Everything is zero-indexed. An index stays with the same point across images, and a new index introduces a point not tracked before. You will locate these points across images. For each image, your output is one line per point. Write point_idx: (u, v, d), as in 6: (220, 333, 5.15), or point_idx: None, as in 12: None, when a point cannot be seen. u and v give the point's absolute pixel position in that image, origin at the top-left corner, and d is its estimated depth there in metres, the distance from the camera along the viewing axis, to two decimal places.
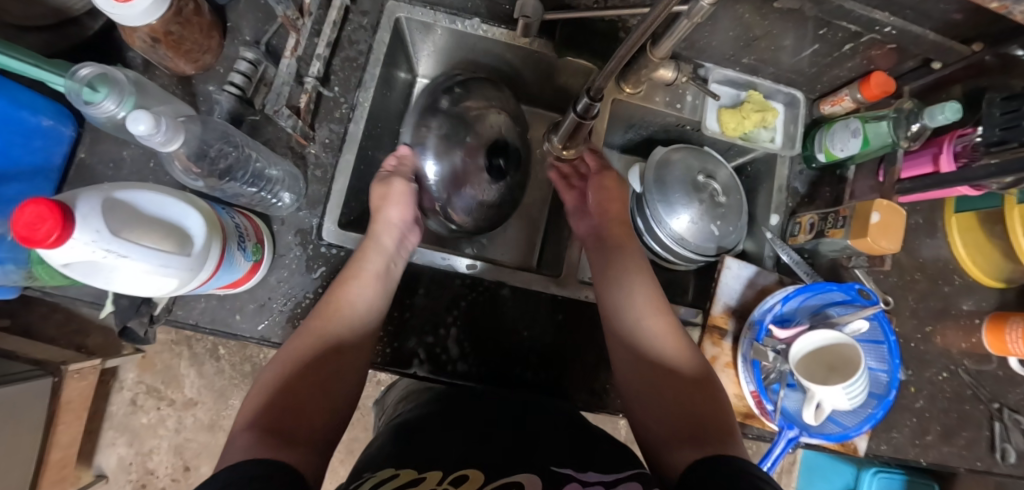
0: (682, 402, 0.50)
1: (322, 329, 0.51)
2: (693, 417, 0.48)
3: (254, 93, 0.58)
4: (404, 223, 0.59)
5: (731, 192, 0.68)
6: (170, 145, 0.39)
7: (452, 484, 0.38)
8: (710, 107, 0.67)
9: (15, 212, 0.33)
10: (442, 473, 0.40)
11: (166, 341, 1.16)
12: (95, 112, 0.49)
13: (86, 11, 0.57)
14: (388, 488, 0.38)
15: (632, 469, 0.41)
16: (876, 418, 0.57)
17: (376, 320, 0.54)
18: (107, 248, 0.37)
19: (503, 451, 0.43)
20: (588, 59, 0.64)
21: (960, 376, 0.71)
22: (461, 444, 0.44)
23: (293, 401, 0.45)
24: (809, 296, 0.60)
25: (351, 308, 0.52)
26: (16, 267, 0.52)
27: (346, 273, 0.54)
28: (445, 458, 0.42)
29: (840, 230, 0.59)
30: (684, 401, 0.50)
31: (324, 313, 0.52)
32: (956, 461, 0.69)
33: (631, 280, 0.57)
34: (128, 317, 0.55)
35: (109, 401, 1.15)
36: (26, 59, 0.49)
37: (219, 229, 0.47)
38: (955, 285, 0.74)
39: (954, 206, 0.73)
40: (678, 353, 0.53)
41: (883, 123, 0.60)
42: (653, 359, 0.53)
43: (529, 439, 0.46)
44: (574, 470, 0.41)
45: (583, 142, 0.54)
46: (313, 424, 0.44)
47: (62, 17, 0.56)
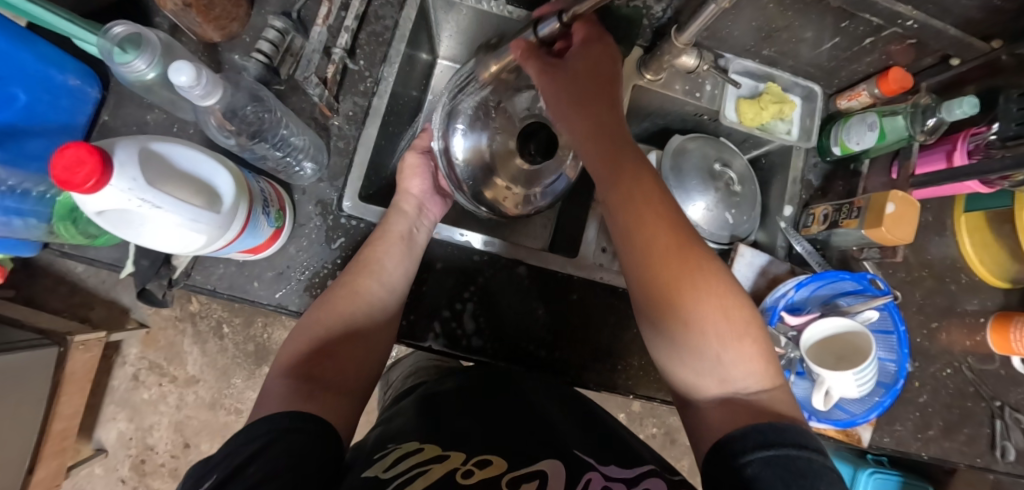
0: (705, 335, 0.43)
1: (348, 304, 0.50)
2: (716, 357, 0.42)
3: (280, 62, 0.58)
4: (425, 193, 0.61)
5: (746, 182, 0.69)
6: (209, 99, 0.40)
7: (475, 464, 0.39)
8: (729, 96, 0.68)
9: (56, 155, 0.33)
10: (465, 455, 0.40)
11: (170, 318, 1.16)
12: (126, 73, 0.49)
13: None
14: (410, 461, 0.39)
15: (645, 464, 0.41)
16: (883, 406, 0.58)
17: (396, 295, 0.53)
18: (142, 198, 0.37)
19: (525, 435, 0.43)
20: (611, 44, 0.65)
21: (963, 373, 0.72)
22: (483, 430, 0.45)
23: (326, 358, 0.47)
24: (821, 285, 0.61)
25: (380, 284, 0.52)
26: (38, 223, 0.53)
27: (375, 237, 0.55)
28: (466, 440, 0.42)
29: (853, 221, 0.60)
30: (710, 337, 0.42)
31: (350, 281, 0.51)
32: (956, 456, 0.70)
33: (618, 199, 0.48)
34: (147, 279, 0.56)
35: (112, 375, 1.15)
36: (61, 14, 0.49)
37: (246, 192, 0.47)
38: (962, 284, 0.74)
39: (964, 205, 0.74)
40: (675, 267, 0.45)
41: (900, 117, 0.61)
42: (672, 283, 0.44)
43: (544, 426, 0.45)
44: (596, 460, 0.41)
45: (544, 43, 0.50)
46: (342, 379, 0.46)
47: None
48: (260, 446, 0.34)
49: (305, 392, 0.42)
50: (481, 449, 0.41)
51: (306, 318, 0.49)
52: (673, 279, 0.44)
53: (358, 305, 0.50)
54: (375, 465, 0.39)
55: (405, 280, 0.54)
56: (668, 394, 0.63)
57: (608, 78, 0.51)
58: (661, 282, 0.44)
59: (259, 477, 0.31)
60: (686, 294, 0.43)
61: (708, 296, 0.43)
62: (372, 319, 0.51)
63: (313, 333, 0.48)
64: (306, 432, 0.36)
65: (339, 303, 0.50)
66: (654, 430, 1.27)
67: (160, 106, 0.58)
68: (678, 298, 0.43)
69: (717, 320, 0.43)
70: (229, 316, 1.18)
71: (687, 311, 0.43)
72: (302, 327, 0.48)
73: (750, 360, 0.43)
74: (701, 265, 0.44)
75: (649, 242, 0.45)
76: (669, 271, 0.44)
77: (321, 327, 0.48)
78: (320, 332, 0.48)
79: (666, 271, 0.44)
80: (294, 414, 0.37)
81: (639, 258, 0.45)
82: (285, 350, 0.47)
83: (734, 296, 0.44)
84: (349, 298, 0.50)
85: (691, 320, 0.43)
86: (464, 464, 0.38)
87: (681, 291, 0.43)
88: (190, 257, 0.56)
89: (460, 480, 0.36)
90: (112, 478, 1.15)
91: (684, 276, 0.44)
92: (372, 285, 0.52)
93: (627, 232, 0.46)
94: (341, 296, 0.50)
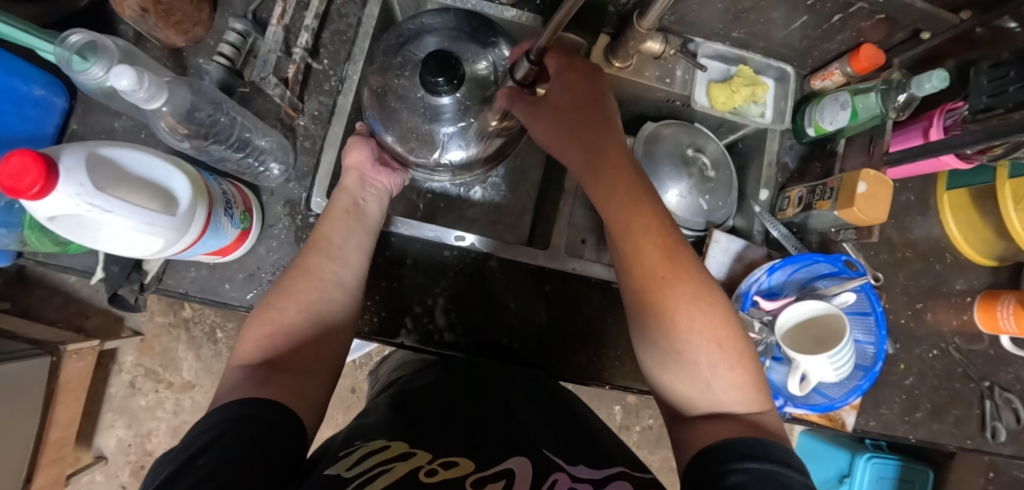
0: (696, 357, 0.42)
1: (303, 287, 0.49)
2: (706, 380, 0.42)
3: (243, 65, 0.58)
4: (365, 165, 0.58)
5: (720, 167, 0.68)
6: (153, 102, 0.40)
7: (440, 465, 0.37)
8: (700, 81, 0.67)
9: (1, 162, 0.33)
10: (431, 455, 0.38)
11: (164, 325, 1.17)
12: (85, 80, 0.49)
13: None
14: (374, 460, 0.37)
15: (612, 468, 0.40)
16: (862, 389, 0.57)
17: (352, 272, 0.52)
18: (91, 203, 0.37)
19: (497, 434, 0.42)
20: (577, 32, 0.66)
21: (950, 354, 0.71)
22: (454, 426, 0.43)
23: (286, 350, 0.45)
24: (796, 268, 0.60)
25: (331, 261, 0.51)
26: (9, 231, 0.53)
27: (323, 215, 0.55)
28: (432, 440, 0.41)
29: (827, 202, 0.59)
30: (702, 360, 0.42)
31: (307, 265, 0.50)
32: (946, 439, 0.69)
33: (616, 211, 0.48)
34: (118, 284, 0.56)
35: (109, 383, 1.17)
36: (17, 24, 0.49)
37: (205, 194, 0.47)
38: (947, 263, 0.73)
39: (947, 182, 0.73)
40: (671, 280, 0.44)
41: (872, 94, 0.60)
42: (670, 301, 0.43)
43: (512, 424, 0.45)
44: (565, 460, 0.40)
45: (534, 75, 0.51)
46: (308, 367, 0.45)
47: None
48: (215, 436, 0.33)
49: (260, 380, 0.41)
50: (448, 449, 0.39)
51: (271, 306, 0.48)
52: (671, 299, 0.43)
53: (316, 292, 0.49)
54: (338, 463, 0.37)
55: (358, 257, 0.53)
56: (646, 384, 0.62)
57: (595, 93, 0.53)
58: (660, 300, 0.44)
59: (205, 473, 0.30)
60: (684, 316, 0.43)
61: (706, 321, 0.43)
62: (333, 304, 0.50)
63: (274, 323, 0.47)
64: (263, 421, 0.36)
65: (299, 289, 0.49)
66: (650, 422, 1.27)
67: (127, 113, 0.59)
68: (675, 318, 0.43)
69: (711, 345, 0.42)
70: (222, 321, 1.18)
71: (683, 331, 0.43)
72: (262, 315, 0.47)
73: (739, 386, 0.42)
74: (701, 289, 0.44)
75: (652, 261, 0.45)
76: (668, 290, 0.44)
77: (281, 317, 0.47)
78: (281, 319, 0.47)
79: (665, 289, 0.44)
80: (255, 405, 0.37)
81: (638, 276, 0.45)
82: (242, 340, 0.46)
83: (713, 298, 0.44)
84: (307, 283, 0.49)
85: (686, 341, 0.42)
86: (428, 463, 0.37)
87: (678, 310, 0.43)
88: (161, 261, 0.57)
89: (422, 478, 0.35)
90: (113, 484, 1.17)
91: (683, 296, 0.43)
92: (326, 266, 0.50)
93: (620, 237, 0.47)
94: (304, 281, 0.49)
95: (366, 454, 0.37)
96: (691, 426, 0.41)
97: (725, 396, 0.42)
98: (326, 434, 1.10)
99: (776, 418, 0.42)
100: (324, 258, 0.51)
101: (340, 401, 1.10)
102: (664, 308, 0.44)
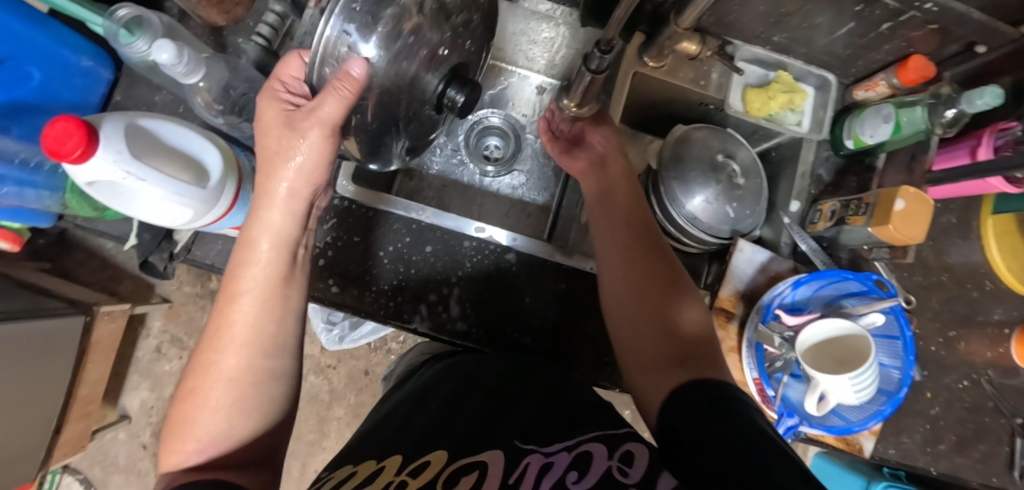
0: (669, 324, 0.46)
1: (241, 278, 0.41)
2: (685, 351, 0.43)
3: (280, 46, 0.59)
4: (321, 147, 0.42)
5: (750, 175, 0.66)
6: (191, 77, 0.41)
7: (410, 473, 0.37)
8: (735, 85, 0.65)
9: (48, 127, 0.35)
10: (401, 460, 0.39)
11: (191, 294, 1.22)
12: (130, 53, 0.51)
13: None
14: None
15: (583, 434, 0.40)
16: (883, 415, 0.55)
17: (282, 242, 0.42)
18: (128, 171, 0.38)
19: (480, 419, 0.43)
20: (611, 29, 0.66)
21: (983, 386, 0.68)
22: (440, 425, 0.43)
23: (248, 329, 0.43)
24: (822, 284, 0.58)
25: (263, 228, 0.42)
26: (51, 194, 0.56)
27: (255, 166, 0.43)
28: (405, 443, 0.41)
29: (860, 217, 0.57)
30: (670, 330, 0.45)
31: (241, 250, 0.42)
32: (970, 475, 0.66)
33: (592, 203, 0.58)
34: (149, 251, 0.58)
35: (137, 346, 1.22)
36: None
37: (236, 169, 0.49)
38: (985, 291, 0.70)
39: (993, 207, 0.69)
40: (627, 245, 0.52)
41: (918, 109, 0.57)
42: (628, 279, 0.49)
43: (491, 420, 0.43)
44: (537, 444, 0.39)
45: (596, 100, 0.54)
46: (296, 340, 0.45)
47: None
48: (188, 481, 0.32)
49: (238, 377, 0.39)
50: (419, 449, 0.40)
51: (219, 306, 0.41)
52: (636, 277, 0.49)
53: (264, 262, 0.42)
54: None
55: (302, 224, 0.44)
56: None
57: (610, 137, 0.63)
58: (622, 285, 0.50)
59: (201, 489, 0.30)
60: (642, 290, 0.48)
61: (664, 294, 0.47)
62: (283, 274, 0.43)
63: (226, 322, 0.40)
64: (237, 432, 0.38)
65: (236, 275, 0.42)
66: None
67: (168, 87, 0.61)
68: (640, 291, 0.48)
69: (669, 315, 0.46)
70: None
71: (648, 306, 0.47)
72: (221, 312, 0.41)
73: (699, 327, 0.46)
74: (661, 264, 0.50)
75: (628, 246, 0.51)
76: (630, 274, 0.50)
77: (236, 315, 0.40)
78: (235, 308, 0.40)
79: (632, 268, 0.50)
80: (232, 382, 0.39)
81: (613, 250, 0.52)
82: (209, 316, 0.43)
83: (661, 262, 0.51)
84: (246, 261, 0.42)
85: (648, 312, 0.47)
86: (398, 476, 0.37)
87: (643, 289, 0.48)
88: (190, 232, 0.58)
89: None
90: (134, 444, 1.22)
91: (644, 272, 0.49)
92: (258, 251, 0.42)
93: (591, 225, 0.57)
94: (237, 295, 0.41)
95: (335, 484, 0.37)
96: (660, 374, 0.43)
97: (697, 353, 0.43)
98: (337, 413, 1.12)
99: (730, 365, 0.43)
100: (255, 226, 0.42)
101: (353, 382, 1.12)
102: (629, 292, 0.49)
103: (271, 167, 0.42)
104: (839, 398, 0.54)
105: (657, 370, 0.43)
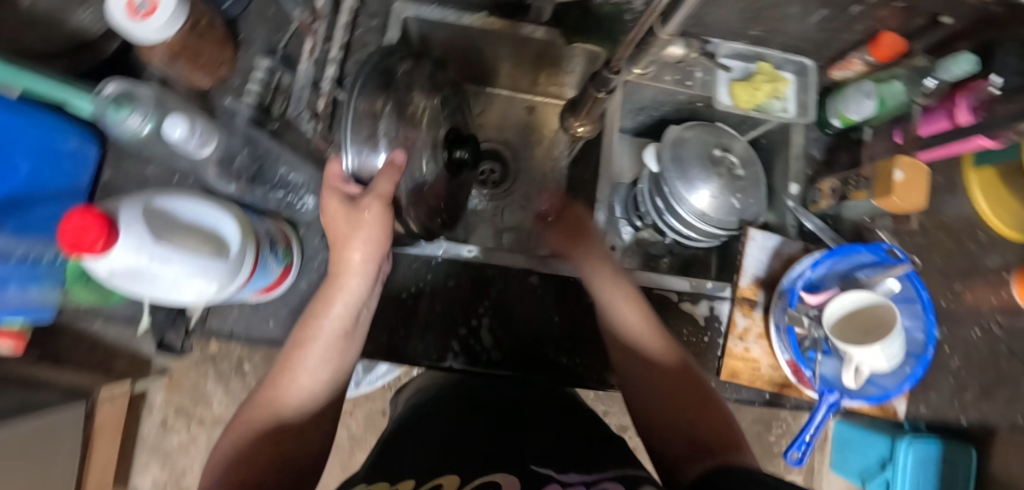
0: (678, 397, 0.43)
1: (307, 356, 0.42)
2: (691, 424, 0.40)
3: (272, 102, 0.59)
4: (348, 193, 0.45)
5: (748, 165, 0.68)
6: (205, 150, 0.40)
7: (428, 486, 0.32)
8: (721, 81, 0.67)
9: (63, 222, 0.33)
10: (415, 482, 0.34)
11: (191, 361, 1.17)
12: (122, 131, 0.48)
13: (102, 34, 0.56)
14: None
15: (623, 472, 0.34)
16: (915, 377, 0.57)
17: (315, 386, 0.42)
18: (150, 253, 0.37)
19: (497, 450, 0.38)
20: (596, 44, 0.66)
21: (994, 332, 0.71)
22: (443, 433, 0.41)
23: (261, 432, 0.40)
24: (837, 261, 0.60)
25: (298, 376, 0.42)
26: (51, 286, 0.54)
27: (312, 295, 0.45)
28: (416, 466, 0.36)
29: (862, 192, 0.59)
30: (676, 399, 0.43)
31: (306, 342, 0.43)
32: (997, 418, 0.69)
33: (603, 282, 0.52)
34: (165, 329, 0.56)
35: (140, 424, 1.16)
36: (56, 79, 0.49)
37: (252, 235, 0.47)
38: (980, 242, 0.73)
39: (973, 161, 0.71)
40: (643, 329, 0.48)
41: (897, 83, 0.61)
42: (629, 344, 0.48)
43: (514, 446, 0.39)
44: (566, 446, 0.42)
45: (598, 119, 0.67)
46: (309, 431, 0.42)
47: (74, 43, 0.55)
48: None
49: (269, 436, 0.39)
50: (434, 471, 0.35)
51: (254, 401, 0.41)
52: (636, 353, 0.47)
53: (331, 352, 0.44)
54: None
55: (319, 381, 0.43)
56: None
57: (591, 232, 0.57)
58: (623, 349, 0.48)
59: None
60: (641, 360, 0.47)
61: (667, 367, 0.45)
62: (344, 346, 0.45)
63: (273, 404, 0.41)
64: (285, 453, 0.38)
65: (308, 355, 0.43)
66: None
67: (161, 158, 0.59)
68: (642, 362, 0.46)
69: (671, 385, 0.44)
70: (248, 353, 1.18)
71: (651, 381, 0.45)
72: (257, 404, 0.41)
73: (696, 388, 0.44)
74: (661, 333, 0.48)
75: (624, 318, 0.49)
76: (629, 349, 0.48)
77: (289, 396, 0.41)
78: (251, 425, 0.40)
79: (635, 340, 0.48)
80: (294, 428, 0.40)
81: (632, 363, 0.47)
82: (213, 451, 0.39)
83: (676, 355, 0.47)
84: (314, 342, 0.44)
85: (647, 387, 0.45)
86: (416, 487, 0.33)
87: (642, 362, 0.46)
88: (204, 303, 0.57)
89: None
90: None
91: (646, 341, 0.48)
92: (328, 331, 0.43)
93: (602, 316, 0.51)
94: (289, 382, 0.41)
95: None
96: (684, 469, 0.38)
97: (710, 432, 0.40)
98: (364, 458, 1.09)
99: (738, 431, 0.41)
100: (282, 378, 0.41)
101: (376, 424, 1.10)
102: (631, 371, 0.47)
103: (310, 328, 0.43)
104: (873, 368, 0.55)
105: (687, 464, 0.38)
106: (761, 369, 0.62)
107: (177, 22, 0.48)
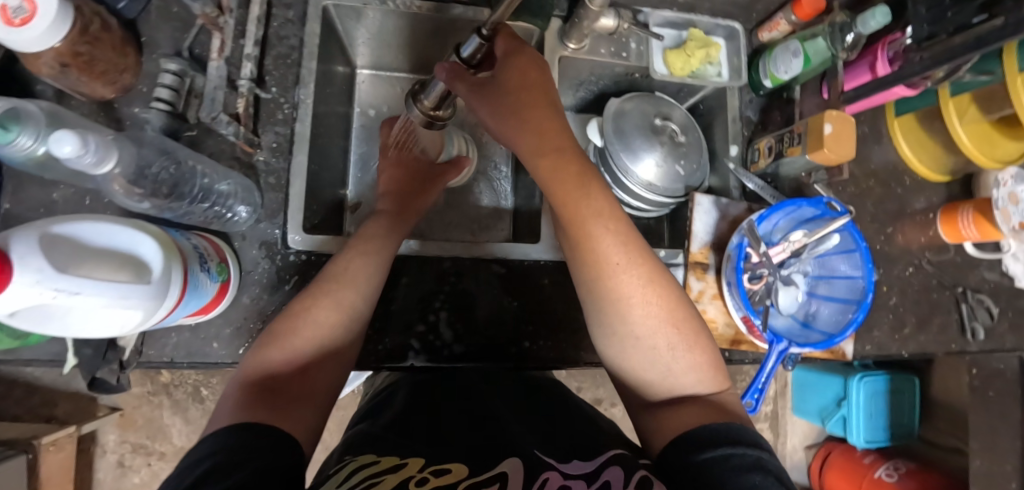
0: (631, 339, 0.44)
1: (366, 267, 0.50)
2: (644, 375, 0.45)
3: (186, 107, 0.55)
4: None
5: (689, 131, 0.69)
6: (98, 162, 0.36)
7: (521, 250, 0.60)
8: (655, 50, 0.68)
9: None
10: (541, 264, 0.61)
11: (142, 394, 1.10)
12: (13, 152, 0.43)
13: None
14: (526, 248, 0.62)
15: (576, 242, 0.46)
16: (858, 322, 0.60)
17: (641, 302, 0.44)
18: (56, 287, 0.34)
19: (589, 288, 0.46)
20: (617, 60, 0.67)
21: (925, 268, 0.77)
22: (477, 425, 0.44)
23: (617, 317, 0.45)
24: (782, 216, 0.63)
25: (641, 323, 0.44)
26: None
27: (579, 210, 0.46)
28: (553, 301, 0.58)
29: (797, 147, 0.62)
30: (638, 356, 0.44)
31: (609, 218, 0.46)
32: (934, 347, 0.74)
33: (637, 284, 0.45)
34: (96, 367, 0.52)
35: (94, 467, 1.08)
36: None
37: (177, 253, 0.44)
38: (907, 186, 0.78)
39: (894, 109, 0.76)
40: (653, 304, 0.45)
41: (819, 39, 0.63)
42: (639, 304, 0.44)
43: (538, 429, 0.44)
44: (556, 459, 0.38)
45: (646, 128, 0.67)
46: (608, 266, 0.45)
47: None
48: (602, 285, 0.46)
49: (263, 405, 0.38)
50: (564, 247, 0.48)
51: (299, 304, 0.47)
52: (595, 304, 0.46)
53: (305, 381, 0.43)
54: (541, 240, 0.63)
55: (617, 267, 0.45)
56: None
57: (618, 257, 0.45)
58: (625, 298, 0.45)
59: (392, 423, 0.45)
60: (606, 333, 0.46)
61: (659, 288, 0.45)
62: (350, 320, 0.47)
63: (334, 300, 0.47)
64: (259, 450, 0.32)
65: (287, 408, 0.39)
66: None
67: (65, 180, 0.54)
68: (664, 367, 0.44)
69: (621, 249, 0.45)
70: (204, 378, 1.12)
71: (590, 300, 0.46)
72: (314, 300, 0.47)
73: (699, 367, 0.44)
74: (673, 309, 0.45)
75: (508, 91, 0.47)
76: (646, 285, 0.45)
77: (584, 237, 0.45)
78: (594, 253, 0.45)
79: (625, 317, 0.44)
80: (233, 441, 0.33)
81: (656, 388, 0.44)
82: (596, 248, 0.45)
83: (665, 339, 0.44)
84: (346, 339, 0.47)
85: (638, 316, 0.44)
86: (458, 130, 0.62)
87: (629, 300, 0.44)
88: (136, 334, 0.53)
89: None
90: None
91: (634, 307, 0.44)
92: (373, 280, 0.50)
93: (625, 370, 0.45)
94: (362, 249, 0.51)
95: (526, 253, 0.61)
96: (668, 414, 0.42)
97: (661, 374, 0.44)
98: None
99: (733, 396, 0.44)
100: (582, 228, 0.45)
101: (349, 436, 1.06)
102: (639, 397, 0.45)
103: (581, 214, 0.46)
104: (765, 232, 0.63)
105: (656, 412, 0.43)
106: (718, 327, 0.64)
107: (63, 25, 0.45)
